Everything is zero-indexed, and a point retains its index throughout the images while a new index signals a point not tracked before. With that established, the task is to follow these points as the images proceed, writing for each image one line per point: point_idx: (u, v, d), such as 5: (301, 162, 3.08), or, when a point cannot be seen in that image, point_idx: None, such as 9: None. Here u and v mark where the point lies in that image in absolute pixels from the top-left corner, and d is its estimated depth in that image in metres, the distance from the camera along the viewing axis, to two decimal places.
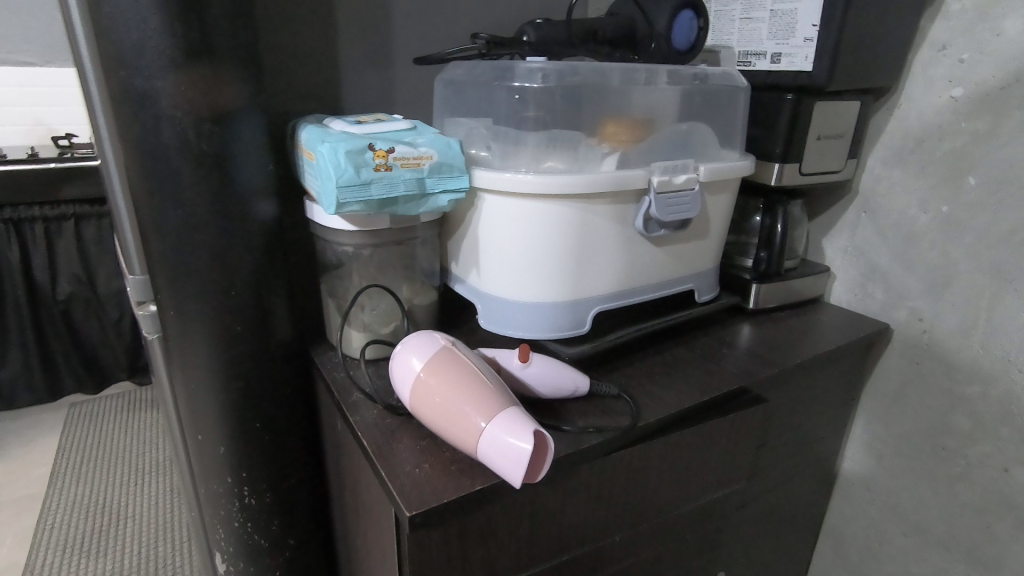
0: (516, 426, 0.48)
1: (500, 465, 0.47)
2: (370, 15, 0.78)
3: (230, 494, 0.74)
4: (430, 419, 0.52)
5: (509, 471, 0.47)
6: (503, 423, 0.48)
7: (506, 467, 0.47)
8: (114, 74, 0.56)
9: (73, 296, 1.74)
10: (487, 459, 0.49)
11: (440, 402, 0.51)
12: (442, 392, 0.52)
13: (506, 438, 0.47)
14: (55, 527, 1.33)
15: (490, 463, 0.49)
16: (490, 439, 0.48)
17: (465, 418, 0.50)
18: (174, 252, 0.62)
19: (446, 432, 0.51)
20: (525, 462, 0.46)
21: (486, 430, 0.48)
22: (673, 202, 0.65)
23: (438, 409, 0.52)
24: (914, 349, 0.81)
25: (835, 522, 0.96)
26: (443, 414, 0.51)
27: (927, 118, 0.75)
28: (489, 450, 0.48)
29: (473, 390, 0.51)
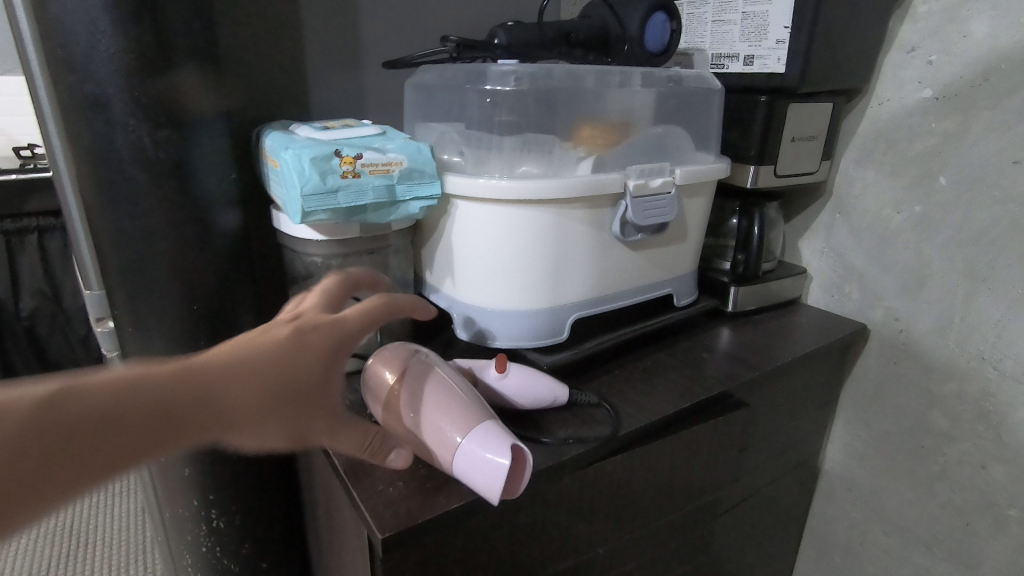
0: (494, 441, 0.46)
1: (478, 484, 0.45)
2: (338, 18, 0.76)
3: (195, 517, 0.71)
4: (404, 436, 0.50)
5: (488, 490, 0.45)
6: (478, 438, 0.46)
7: (484, 486, 0.45)
8: (63, 80, 0.53)
9: (37, 311, 1.69)
10: (464, 478, 0.47)
11: (412, 418, 0.49)
12: (414, 406, 0.50)
13: (483, 456, 0.45)
14: (17, 553, 1.27)
15: (467, 482, 0.47)
16: (466, 456, 0.46)
17: (439, 434, 0.48)
18: (132, 265, 0.60)
19: (420, 449, 0.49)
20: (502, 479, 0.44)
21: (461, 447, 0.46)
22: (650, 205, 0.64)
23: (411, 425, 0.49)
24: (891, 349, 0.82)
25: (817, 523, 0.96)
26: (416, 430, 0.49)
27: (898, 119, 0.76)
28: (465, 467, 0.46)
29: (447, 404, 0.49)
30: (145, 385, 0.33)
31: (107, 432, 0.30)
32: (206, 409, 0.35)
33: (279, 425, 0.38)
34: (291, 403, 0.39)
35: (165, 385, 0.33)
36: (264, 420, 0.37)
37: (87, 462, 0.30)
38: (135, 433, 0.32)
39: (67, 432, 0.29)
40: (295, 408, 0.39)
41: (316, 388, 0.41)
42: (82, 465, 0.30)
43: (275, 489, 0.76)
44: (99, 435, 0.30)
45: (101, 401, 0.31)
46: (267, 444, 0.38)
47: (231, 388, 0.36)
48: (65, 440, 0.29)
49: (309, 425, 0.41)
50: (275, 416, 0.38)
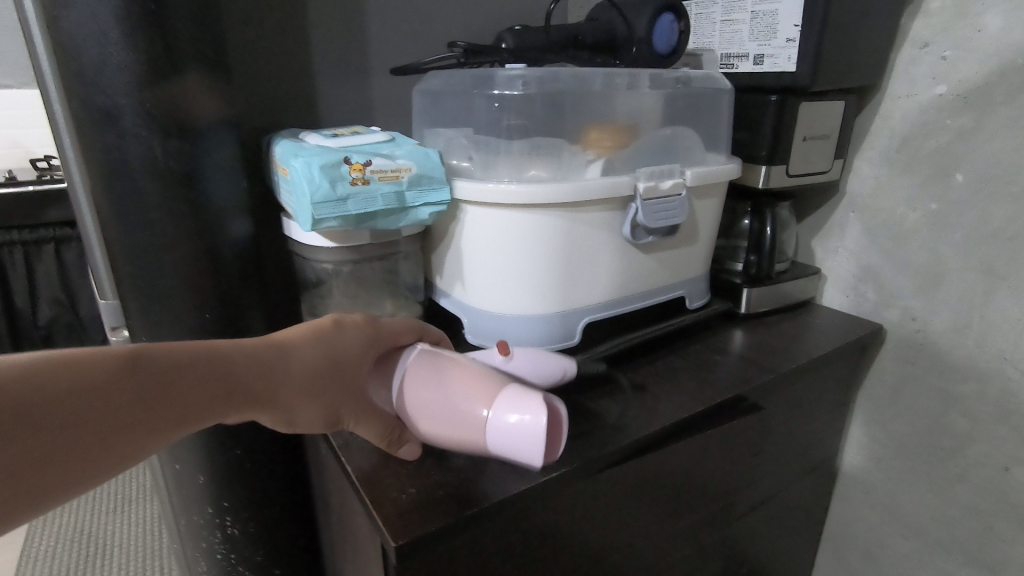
0: (520, 404, 0.47)
1: (522, 450, 0.47)
2: (345, 26, 0.77)
3: (210, 525, 0.72)
4: (428, 431, 0.51)
5: (534, 452, 0.47)
6: (503, 407, 0.47)
7: (529, 449, 0.47)
8: (75, 92, 0.54)
9: (54, 321, 1.74)
10: (506, 451, 0.48)
11: (432, 409, 0.50)
12: (430, 397, 0.50)
13: (517, 422, 0.47)
14: (38, 558, 1.29)
15: (510, 454, 0.48)
16: (499, 429, 0.47)
17: (466, 416, 0.48)
18: (144, 274, 0.60)
19: (450, 438, 0.50)
20: (542, 437, 0.46)
21: (493, 420, 0.47)
22: (660, 208, 0.64)
23: (433, 417, 0.50)
24: (907, 349, 0.80)
25: (834, 528, 0.95)
26: (440, 419, 0.50)
27: (912, 116, 0.75)
28: (509, 433, 0.47)
29: (461, 385, 0.49)
30: (211, 355, 0.42)
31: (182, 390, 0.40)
32: (252, 377, 0.43)
33: (314, 400, 0.46)
34: (325, 382, 0.47)
35: (229, 359, 0.43)
36: (300, 393, 0.45)
37: (169, 411, 0.39)
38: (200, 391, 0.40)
39: (155, 383, 0.38)
40: (329, 387, 0.47)
41: (348, 375, 0.48)
42: (163, 412, 0.38)
43: (288, 496, 0.76)
44: (172, 387, 0.39)
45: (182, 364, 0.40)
46: (302, 418, 0.46)
47: (278, 366, 0.45)
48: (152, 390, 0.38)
49: (340, 404, 0.47)
50: (311, 393, 0.46)
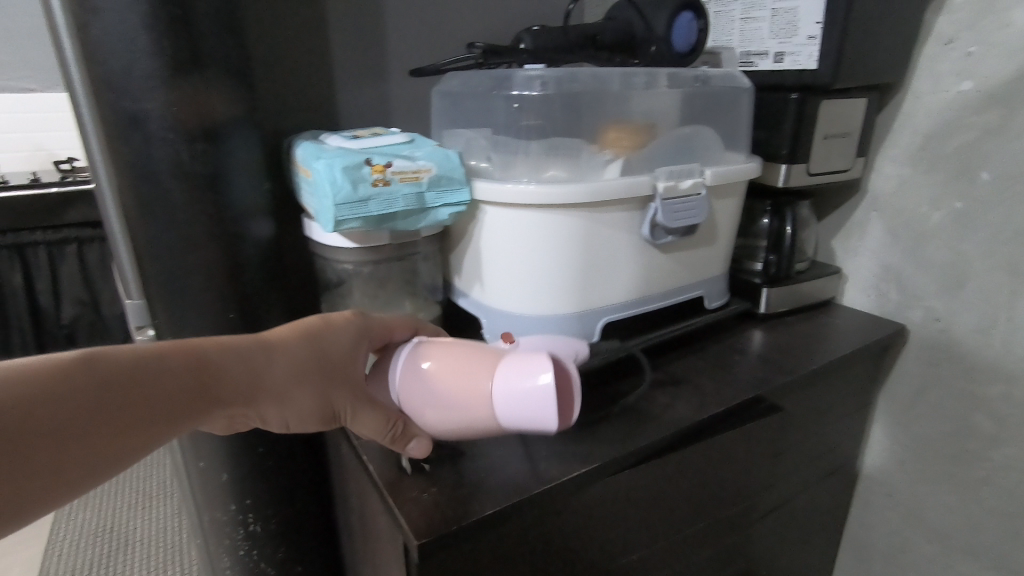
0: (520, 364, 0.46)
1: (534, 413, 0.44)
2: (364, 28, 0.77)
3: (233, 522, 0.73)
4: (441, 422, 0.49)
5: (547, 412, 0.44)
6: (505, 376, 0.46)
7: (541, 410, 0.44)
8: (103, 97, 0.55)
9: (77, 320, 1.77)
10: (521, 420, 0.45)
11: (440, 396, 0.48)
12: (434, 383, 0.49)
13: (522, 383, 0.45)
14: (63, 552, 1.32)
15: (525, 423, 0.45)
16: (507, 396, 0.45)
17: (473, 393, 0.47)
18: (170, 275, 0.61)
19: (463, 423, 0.48)
20: (550, 391, 0.44)
21: (499, 387, 0.46)
22: (680, 207, 0.64)
23: (441, 405, 0.48)
24: (930, 351, 0.79)
25: (855, 530, 0.93)
26: (448, 405, 0.48)
27: (935, 114, 0.74)
28: (520, 401, 0.45)
29: (462, 364, 0.49)
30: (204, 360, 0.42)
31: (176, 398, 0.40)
32: (239, 376, 0.44)
33: (311, 401, 0.46)
34: (321, 382, 0.46)
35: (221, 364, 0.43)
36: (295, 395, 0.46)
37: (157, 412, 0.39)
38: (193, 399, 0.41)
39: (141, 386, 0.38)
40: (327, 386, 0.47)
41: (344, 372, 0.48)
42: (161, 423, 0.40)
43: (308, 494, 0.77)
44: (159, 389, 0.39)
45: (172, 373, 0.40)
46: (299, 417, 0.46)
47: (272, 368, 0.45)
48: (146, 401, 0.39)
49: (339, 401, 0.47)
50: (304, 390, 0.46)
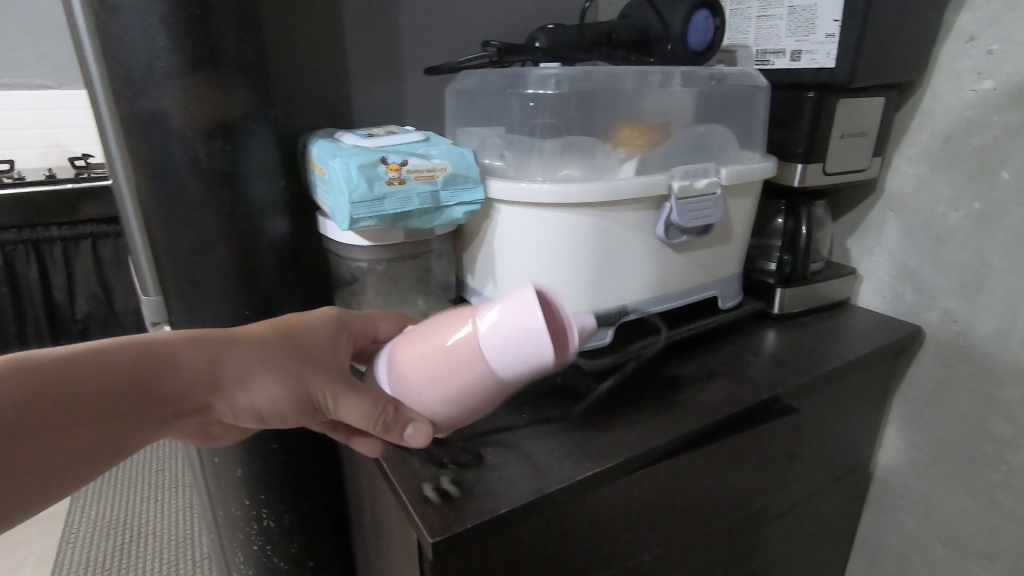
0: (499, 309, 0.44)
1: (530, 354, 0.42)
2: (379, 26, 0.78)
3: (247, 517, 0.74)
4: (443, 400, 0.47)
5: (542, 347, 0.42)
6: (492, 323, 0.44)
7: (536, 348, 0.42)
8: (123, 96, 0.56)
9: (91, 314, 1.79)
10: (520, 367, 0.43)
11: (436, 366, 0.46)
12: (423, 361, 0.47)
13: (508, 327, 0.43)
14: (77, 545, 1.33)
15: (525, 368, 0.43)
16: (498, 346, 0.43)
17: (464, 356, 0.45)
18: (186, 272, 0.62)
19: (464, 393, 0.46)
20: (538, 323, 0.42)
21: (486, 339, 0.44)
22: (695, 207, 0.63)
23: (437, 382, 0.46)
24: (947, 352, 0.78)
25: (868, 533, 0.93)
26: (443, 378, 0.46)
27: (955, 113, 0.73)
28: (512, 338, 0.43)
29: (444, 332, 0.47)
30: (155, 359, 0.42)
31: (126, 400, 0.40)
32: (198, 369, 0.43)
33: (281, 394, 0.44)
34: (290, 375, 0.44)
35: (174, 360, 0.43)
36: (262, 389, 0.44)
37: (105, 409, 0.39)
38: (145, 400, 0.41)
39: (87, 385, 0.38)
40: (299, 377, 0.45)
41: (317, 362, 0.46)
42: (111, 429, 0.40)
43: (322, 490, 0.78)
44: (109, 387, 0.39)
45: (117, 376, 0.40)
46: (271, 411, 0.45)
47: (235, 363, 0.44)
48: (88, 409, 0.38)
49: (315, 392, 0.45)
50: (272, 379, 0.44)
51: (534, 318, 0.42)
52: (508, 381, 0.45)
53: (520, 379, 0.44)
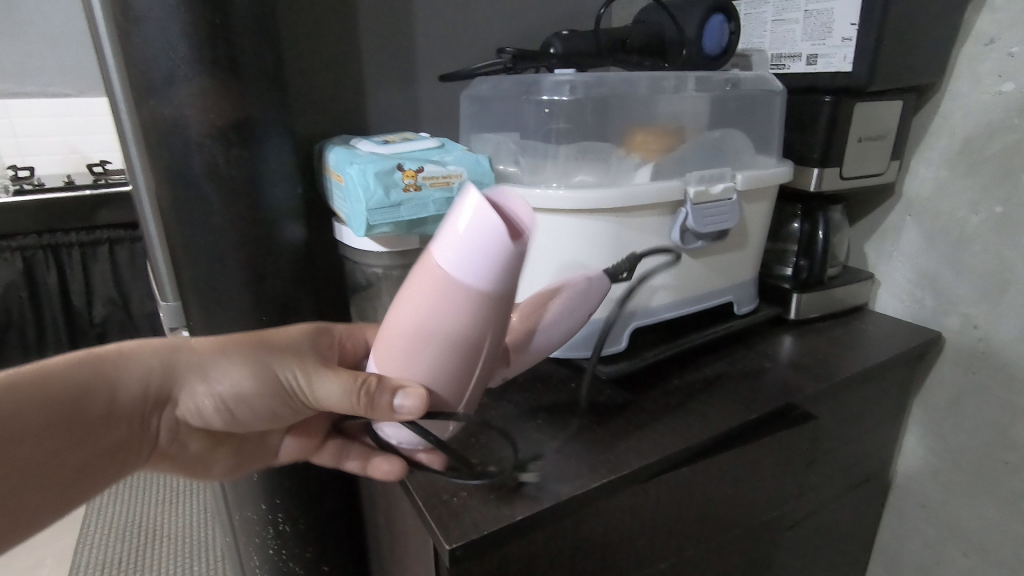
0: (444, 232, 0.40)
1: (489, 255, 0.38)
2: (395, 34, 0.78)
3: (263, 521, 0.74)
4: (436, 358, 0.43)
5: (499, 239, 0.38)
6: (450, 253, 0.39)
7: (493, 245, 0.38)
8: (144, 104, 0.57)
9: (108, 318, 1.81)
10: (488, 276, 0.39)
11: (420, 328, 0.42)
12: (404, 326, 0.43)
13: (465, 241, 0.38)
14: (93, 546, 1.35)
15: (496, 275, 0.39)
16: (459, 267, 0.39)
17: (429, 300, 0.41)
18: (205, 277, 0.62)
19: (451, 340, 0.42)
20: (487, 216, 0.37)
21: (442, 269, 0.40)
22: (710, 212, 0.63)
23: (426, 341, 0.42)
24: (968, 359, 0.77)
25: (887, 542, 0.91)
26: (421, 334, 0.42)
27: (975, 117, 0.72)
28: (473, 250, 0.38)
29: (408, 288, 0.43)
30: (109, 364, 0.43)
31: (78, 412, 0.41)
32: (161, 366, 0.44)
33: (242, 378, 0.43)
34: (254, 359, 0.44)
35: (129, 361, 0.43)
36: (223, 375, 0.44)
37: (78, 417, 0.41)
38: (100, 410, 0.42)
39: (59, 397, 0.40)
40: (260, 360, 0.43)
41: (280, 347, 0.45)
42: (71, 440, 0.41)
43: (337, 494, 0.78)
44: (77, 394, 0.41)
45: (65, 389, 0.40)
46: (237, 399, 0.44)
47: (193, 356, 0.45)
48: (41, 429, 0.39)
49: (279, 374, 0.43)
50: (234, 365, 0.44)
51: (472, 215, 0.38)
52: (487, 301, 0.40)
53: (497, 290, 0.40)
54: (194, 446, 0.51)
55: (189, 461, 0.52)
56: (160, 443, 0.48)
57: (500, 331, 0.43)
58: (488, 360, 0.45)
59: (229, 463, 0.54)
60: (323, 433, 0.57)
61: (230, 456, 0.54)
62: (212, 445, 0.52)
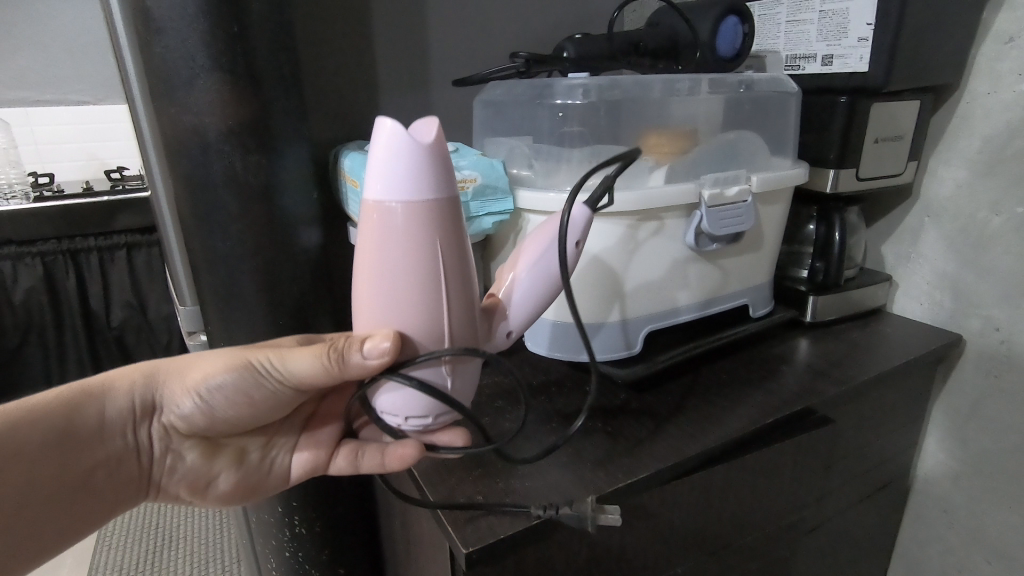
0: (371, 170, 0.39)
1: (411, 165, 0.37)
2: (408, 40, 0.79)
3: (280, 523, 0.75)
4: (403, 302, 0.40)
5: (414, 144, 0.37)
6: (385, 181, 0.38)
7: (410, 152, 0.37)
8: (165, 112, 0.58)
9: (126, 322, 1.84)
10: (419, 189, 0.38)
11: (385, 270, 0.39)
12: (371, 280, 0.40)
13: (389, 160, 0.37)
14: (112, 548, 1.36)
15: (428, 185, 0.38)
16: (394, 188, 0.38)
17: (375, 244, 0.39)
18: (223, 282, 0.63)
19: (409, 277, 0.39)
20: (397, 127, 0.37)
21: (376, 205, 0.39)
22: (725, 215, 0.63)
23: (395, 283, 0.39)
24: (989, 363, 0.76)
25: (907, 548, 0.90)
26: (379, 284, 0.40)
27: (996, 116, 0.71)
28: (394, 163, 0.37)
29: (360, 246, 0.41)
30: (95, 386, 0.46)
31: (69, 431, 0.45)
32: (146, 383, 0.47)
33: (214, 369, 0.44)
34: (230, 352, 0.44)
35: (113, 379, 0.47)
36: (196, 371, 0.45)
37: (73, 437, 0.45)
38: (91, 425, 0.46)
39: (53, 421, 0.44)
40: (236, 352, 0.44)
41: (259, 346, 0.45)
42: (70, 458, 0.45)
43: (354, 497, 0.79)
44: (71, 416, 0.45)
45: (57, 409, 0.44)
46: (211, 389, 0.44)
47: (173, 364, 0.48)
48: (36, 449, 0.43)
49: (252, 360, 0.42)
50: (209, 364, 0.45)
51: (383, 136, 0.38)
52: (430, 221, 0.39)
53: (437, 205, 0.38)
54: (189, 457, 0.51)
55: (189, 478, 0.51)
56: (154, 457, 0.50)
57: (461, 267, 0.41)
58: (464, 309, 0.42)
59: (231, 481, 0.52)
60: (335, 442, 0.53)
61: (232, 473, 0.52)
62: (211, 460, 0.51)
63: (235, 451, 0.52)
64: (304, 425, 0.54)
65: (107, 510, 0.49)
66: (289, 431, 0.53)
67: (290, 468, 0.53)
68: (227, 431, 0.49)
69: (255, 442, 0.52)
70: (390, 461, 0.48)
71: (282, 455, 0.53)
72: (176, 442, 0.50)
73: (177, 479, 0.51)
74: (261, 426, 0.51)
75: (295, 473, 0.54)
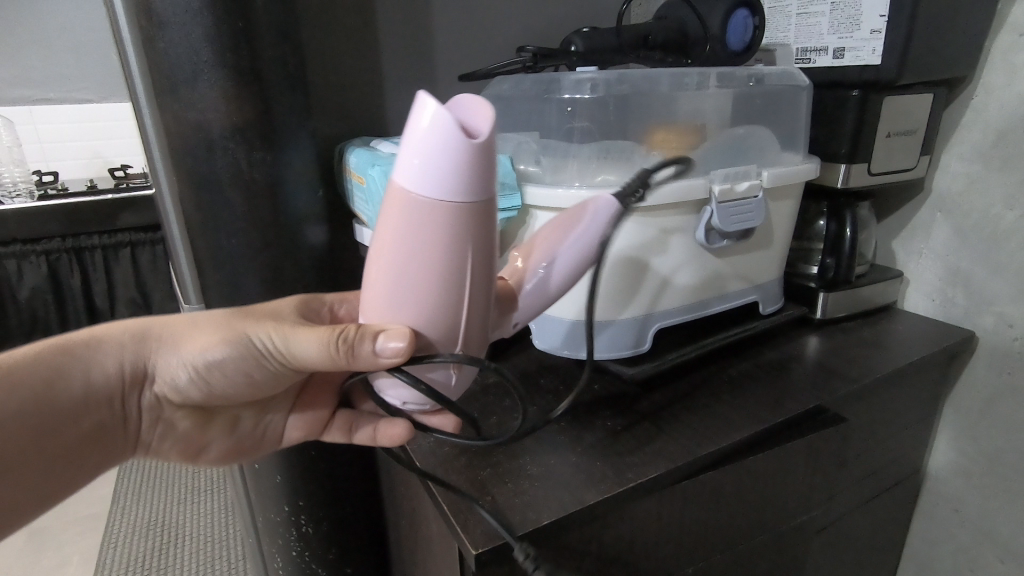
0: (407, 155, 0.36)
1: (453, 161, 0.34)
2: (415, 35, 0.78)
3: (287, 523, 0.74)
4: (427, 293, 0.39)
5: (459, 139, 0.34)
6: (423, 172, 0.35)
7: (455, 147, 0.34)
8: (168, 108, 0.57)
9: None
10: (458, 185, 0.35)
11: (412, 261, 0.38)
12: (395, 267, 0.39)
13: (431, 151, 0.34)
14: (117, 545, 1.37)
15: (469, 186, 0.35)
16: (433, 182, 0.35)
17: (405, 233, 0.37)
18: (228, 280, 0.63)
19: (438, 271, 0.38)
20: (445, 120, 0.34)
21: (409, 196, 0.36)
22: (735, 210, 0.62)
23: (420, 274, 0.38)
24: (1003, 360, 0.75)
25: (918, 546, 0.89)
26: (404, 275, 0.38)
27: (1010, 109, 0.70)
28: (437, 158, 0.34)
29: (385, 228, 0.38)
30: (80, 348, 0.44)
31: (52, 394, 0.43)
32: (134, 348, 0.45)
33: (209, 342, 0.43)
34: (222, 326, 0.43)
35: (100, 341, 0.45)
36: (190, 344, 0.44)
37: (58, 402, 0.43)
38: (76, 389, 0.44)
39: (34, 385, 0.42)
40: (231, 326, 0.42)
41: (252, 314, 0.44)
42: (55, 423, 0.43)
43: (360, 495, 0.78)
44: (54, 380, 0.43)
45: (38, 370, 0.42)
46: (207, 363, 0.44)
47: (163, 329, 0.46)
48: (18, 415, 0.41)
49: (252, 336, 0.41)
50: (204, 333, 0.43)
51: (427, 126, 0.34)
52: (463, 220, 0.37)
53: (476, 205, 0.36)
54: (182, 424, 0.50)
55: (181, 442, 0.51)
56: (145, 424, 0.49)
57: (488, 260, 0.40)
58: (483, 301, 0.41)
59: (225, 446, 0.52)
60: (331, 410, 0.54)
61: (227, 438, 0.52)
62: (204, 427, 0.51)
63: (230, 419, 0.52)
64: (298, 394, 0.54)
65: (95, 470, 0.48)
66: (283, 400, 0.53)
67: (284, 434, 0.54)
68: (222, 402, 0.49)
69: (248, 411, 0.52)
70: (381, 437, 0.49)
71: (277, 420, 0.53)
72: (168, 410, 0.49)
73: (169, 445, 0.51)
74: (258, 398, 0.50)
75: (289, 437, 0.54)
